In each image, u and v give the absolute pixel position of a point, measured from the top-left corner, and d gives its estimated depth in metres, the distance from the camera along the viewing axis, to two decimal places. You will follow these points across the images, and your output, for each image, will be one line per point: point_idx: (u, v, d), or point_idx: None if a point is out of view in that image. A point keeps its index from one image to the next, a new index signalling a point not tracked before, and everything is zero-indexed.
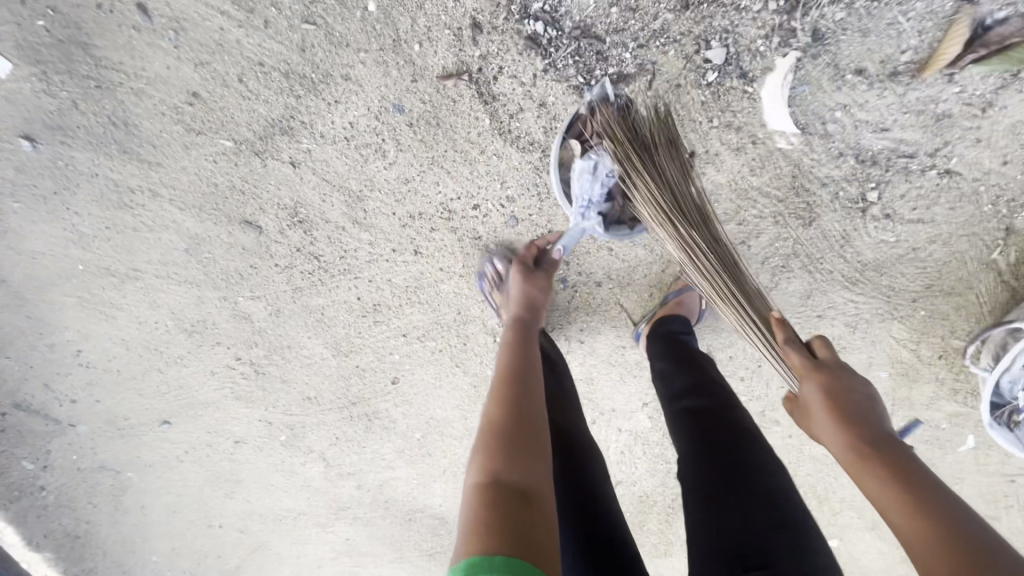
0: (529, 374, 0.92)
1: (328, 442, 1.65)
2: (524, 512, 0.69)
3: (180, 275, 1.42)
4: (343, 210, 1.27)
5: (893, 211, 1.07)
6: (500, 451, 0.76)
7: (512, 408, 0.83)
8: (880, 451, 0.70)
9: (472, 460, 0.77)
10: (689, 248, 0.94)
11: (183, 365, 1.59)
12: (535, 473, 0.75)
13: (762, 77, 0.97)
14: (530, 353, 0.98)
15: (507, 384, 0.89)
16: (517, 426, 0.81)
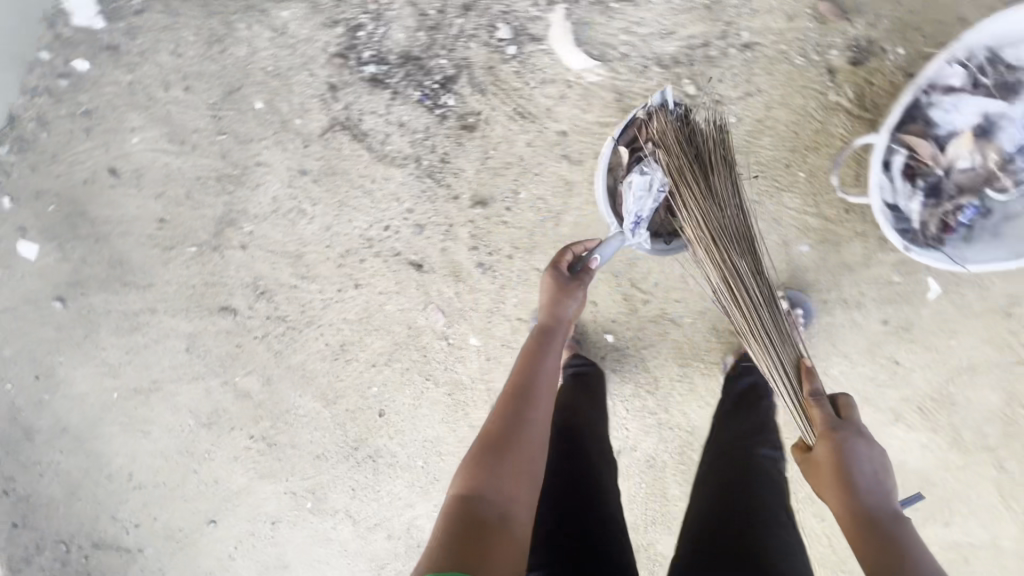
0: (529, 403, 0.98)
1: (348, 496, 1.73)
2: (489, 534, 0.82)
3: (189, 373, 1.68)
4: (291, 271, 1.51)
5: (720, 96, 1.16)
6: (486, 472, 0.88)
7: (499, 438, 0.93)
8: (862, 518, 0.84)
9: (459, 477, 0.89)
10: (734, 278, 1.04)
11: (212, 458, 1.78)
12: (513, 500, 0.88)
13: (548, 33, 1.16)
14: (534, 370, 1.03)
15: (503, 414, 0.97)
16: (505, 459, 0.90)
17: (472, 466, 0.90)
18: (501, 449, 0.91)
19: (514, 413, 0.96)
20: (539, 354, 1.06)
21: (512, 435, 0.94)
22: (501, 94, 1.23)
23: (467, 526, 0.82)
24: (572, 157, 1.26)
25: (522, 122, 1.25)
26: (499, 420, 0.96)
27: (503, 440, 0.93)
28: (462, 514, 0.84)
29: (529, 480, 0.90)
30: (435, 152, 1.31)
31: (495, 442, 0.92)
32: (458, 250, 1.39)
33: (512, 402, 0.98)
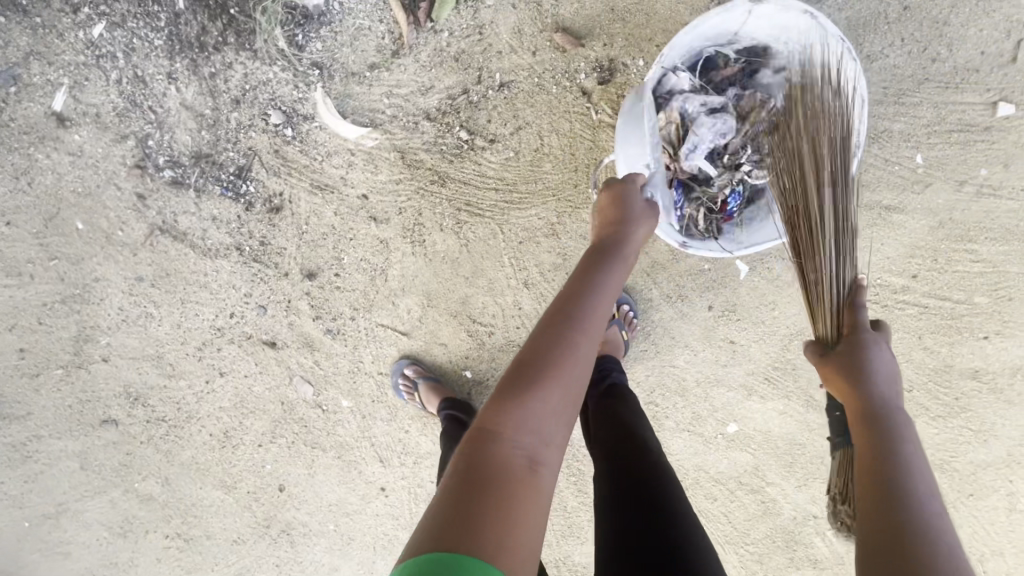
0: (592, 314, 0.80)
1: (275, 574, 1.75)
2: (502, 495, 0.65)
3: (90, 488, 1.69)
4: (157, 372, 1.54)
5: (494, 134, 1.22)
6: (517, 404, 0.71)
7: (555, 357, 0.75)
8: (883, 467, 0.72)
9: (489, 403, 0.73)
10: (809, 187, 0.94)
11: (136, 565, 1.79)
12: (544, 436, 0.72)
13: (315, 108, 1.22)
14: (592, 283, 0.84)
15: (567, 332, 0.78)
16: (553, 393, 0.73)
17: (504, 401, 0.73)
18: (550, 373, 0.74)
19: (584, 324, 0.79)
20: (614, 261, 0.88)
21: (565, 349, 0.76)
22: (296, 173, 1.28)
23: (483, 487, 0.65)
24: (379, 217, 1.30)
25: (323, 194, 1.29)
26: (565, 329, 0.78)
27: (562, 364, 0.75)
28: (472, 475, 0.66)
29: (551, 434, 0.72)
30: (253, 237, 1.35)
31: (530, 376, 0.73)
32: (303, 322, 1.43)
33: (576, 309, 0.80)
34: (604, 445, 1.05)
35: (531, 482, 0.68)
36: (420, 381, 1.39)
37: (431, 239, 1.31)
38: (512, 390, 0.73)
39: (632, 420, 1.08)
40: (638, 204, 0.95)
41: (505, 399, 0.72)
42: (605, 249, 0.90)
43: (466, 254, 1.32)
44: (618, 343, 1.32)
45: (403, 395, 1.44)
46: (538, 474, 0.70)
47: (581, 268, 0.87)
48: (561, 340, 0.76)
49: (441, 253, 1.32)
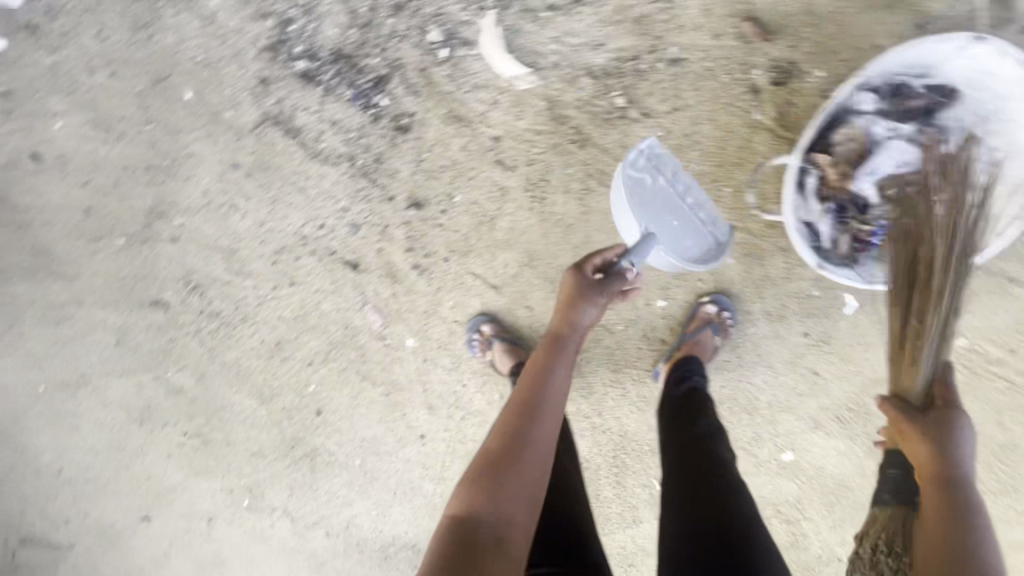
0: (548, 406, 0.93)
1: (285, 494, 1.72)
2: (479, 559, 0.76)
3: (118, 367, 1.63)
4: (224, 266, 1.48)
5: (650, 109, 1.18)
6: (488, 485, 0.83)
7: (512, 446, 0.87)
8: (955, 543, 0.78)
9: (462, 485, 0.85)
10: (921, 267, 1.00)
11: (145, 454, 1.74)
12: (514, 508, 0.82)
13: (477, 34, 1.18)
14: (546, 375, 0.96)
15: (524, 426, 0.90)
16: (516, 474, 0.85)
17: (478, 483, 0.84)
18: (522, 454, 0.87)
19: (536, 418, 0.91)
20: (558, 359, 0.99)
21: (525, 436, 0.89)
22: (436, 98, 1.22)
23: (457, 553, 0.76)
24: (506, 163, 1.26)
25: (456, 126, 1.24)
26: (521, 423, 0.91)
27: (519, 451, 0.87)
28: (453, 544, 0.78)
29: (520, 506, 0.83)
30: (369, 153, 1.30)
31: (490, 466, 0.85)
32: (393, 251, 1.39)
33: (539, 397, 0.93)
34: (671, 444, 1.10)
35: (511, 544, 0.80)
36: (495, 341, 1.39)
37: (552, 199, 1.28)
38: (479, 476, 0.85)
39: (703, 422, 1.12)
40: (612, 286, 1.04)
41: (466, 487, 0.84)
42: (562, 343, 1.00)
43: (582, 223, 1.29)
44: (708, 343, 1.31)
45: (476, 353, 1.43)
46: (516, 537, 0.81)
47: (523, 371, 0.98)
48: (515, 432, 0.89)
49: (558, 215, 1.29)
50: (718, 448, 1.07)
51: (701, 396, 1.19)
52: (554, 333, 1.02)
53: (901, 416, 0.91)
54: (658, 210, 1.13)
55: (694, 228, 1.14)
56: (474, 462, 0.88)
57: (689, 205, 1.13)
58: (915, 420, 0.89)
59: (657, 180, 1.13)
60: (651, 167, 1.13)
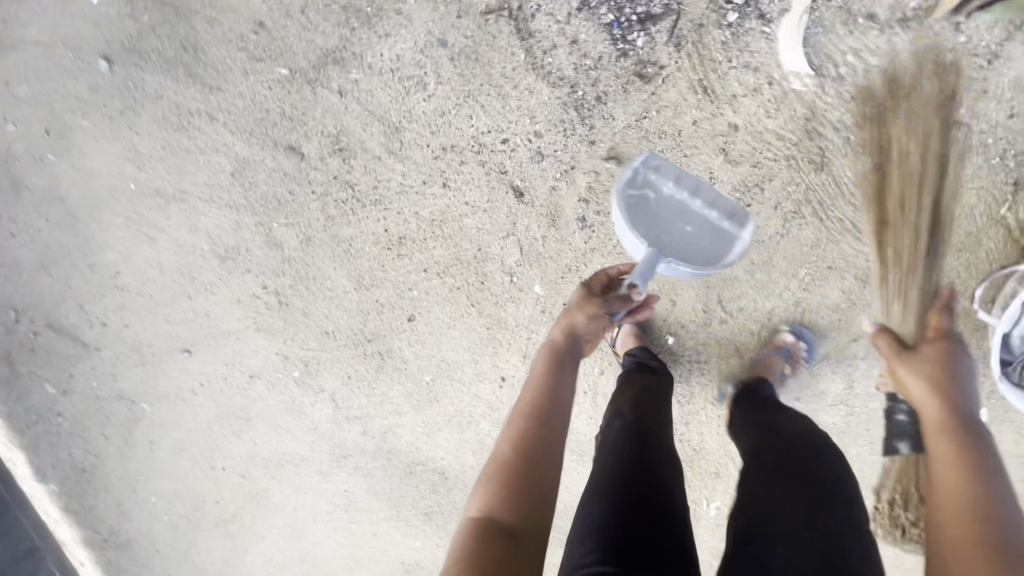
0: (557, 409, 1.01)
1: (339, 382, 1.68)
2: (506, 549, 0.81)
3: (222, 198, 1.52)
4: (381, 140, 1.37)
5: (904, 160, 1.12)
6: (501, 492, 0.88)
7: (530, 446, 0.94)
8: (961, 449, 0.82)
9: (477, 497, 0.89)
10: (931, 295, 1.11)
11: (212, 292, 1.66)
12: (528, 509, 0.87)
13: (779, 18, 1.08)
14: (552, 391, 1.04)
15: (540, 428, 0.97)
16: (532, 469, 0.91)
17: (489, 491, 0.89)
18: (530, 458, 0.92)
19: (548, 422, 0.98)
20: (563, 376, 1.07)
21: (535, 443, 0.94)
22: (697, 61, 1.13)
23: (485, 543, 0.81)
24: (730, 155, 1.18)
25: (700, 97, 1.15)
26: (535, 424, 0.97)
27: (536, 449, 0.93)
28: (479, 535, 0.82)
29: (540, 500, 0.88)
30: (593, 87, 1.19)
31: (509, 464, 0.91)
32: (566, 195, 1.31)
33: (544, 410, 1.00)
34: (756, 464, 0.96)
35: (526, 545, 0.83)
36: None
37: (756, 209, 1.21)
38: (501, 471, 0.91)
39: (788, 441, 0.97)
40: (596, 308, 1.14)
41: (494, 483, 0.89)
42: (565, 357, 1.10)
43: (774, 244, 1.23)
44: (778, 373, 1.27)
45: None
46: (531, 538, 0.84)
47: (534, 377, 1.07)
48: (533, 435, 0.96)
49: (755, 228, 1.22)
50: (804, 466, 0.91)
51: (805, 421, 1.03)
52: (563, 345, 1.12)
53: (910, 356, 1.00)
54: (671, 221, 1.14)
55: (705, 228, 1.13)
56: (494, 459, 0.94)
57: (705, 212, 1.13)
58: (914, 359, 0.99)
59: (659, 185, 1.14)
60: (647, 179, 1.15)
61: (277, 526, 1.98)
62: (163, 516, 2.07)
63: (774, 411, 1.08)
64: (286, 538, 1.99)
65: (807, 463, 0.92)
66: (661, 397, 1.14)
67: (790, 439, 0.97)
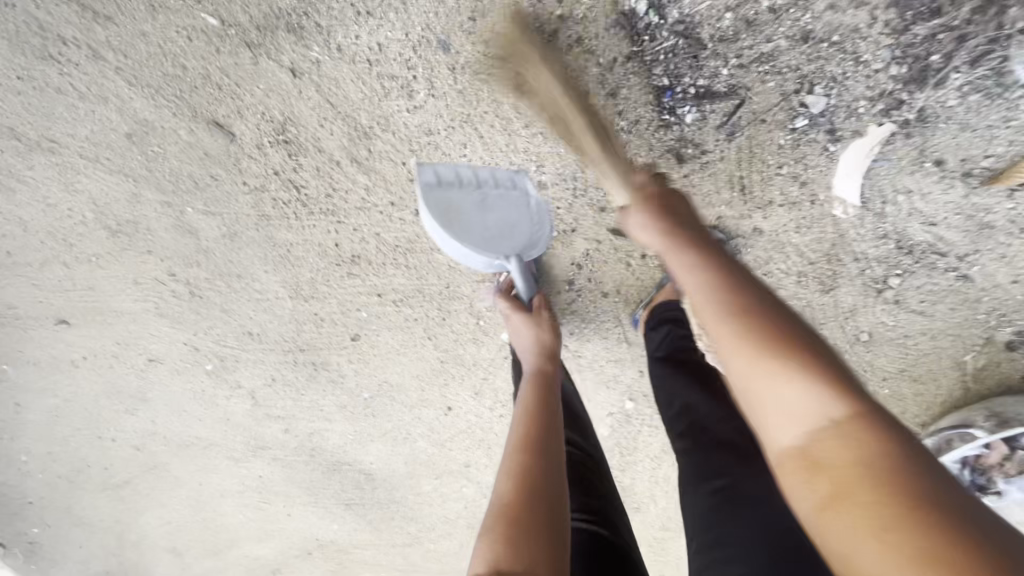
0: (555, 469, 0.74)
1: (261, 382, 1.49)
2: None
3: (114, 161, 1.16)
4: (343, 143, 1.08)
5: (904, 298, 1.08)
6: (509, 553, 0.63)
7: (528, 528, 0.64)
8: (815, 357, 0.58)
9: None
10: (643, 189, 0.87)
11: (99, 266, 1.33)
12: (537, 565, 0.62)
13: (851, 139, 0.91)
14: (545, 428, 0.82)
15: (536, 502, 0.68)
16: (540, 558, 0.62)
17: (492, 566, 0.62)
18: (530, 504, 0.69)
19: (546, 490, 0.70)
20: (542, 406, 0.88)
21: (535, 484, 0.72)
22: (745, 157, 0.96)
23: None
24: (745, 258, 1.07)
25: (734, 195, 1.00)
26: (531, 498, 0.68)
27: (541, 529, 0.65)
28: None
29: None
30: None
31: (503, 559, 0.61)
32: (559, 254, 1.15)
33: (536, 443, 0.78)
34: (692, 492, 0.80)
35: None
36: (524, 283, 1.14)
37: None
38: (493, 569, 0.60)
39: (712, 450, 0.82)
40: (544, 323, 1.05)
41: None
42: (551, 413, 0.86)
43: None
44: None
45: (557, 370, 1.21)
46: None
47: (516, 444, 0.78)
48: (531, 510, 0.67)
49: None
50: (740, 497, 0.75)
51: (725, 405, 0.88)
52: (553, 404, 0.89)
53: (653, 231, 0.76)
54: (480, 215, 0.99)
55: (508, 202, 1.00)
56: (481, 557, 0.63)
57: (497, 200, 1.00)
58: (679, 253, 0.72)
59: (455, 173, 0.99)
60: (439, 178, 0.98)
61: (178, 496, 1.84)
62: (37, 474, 1.84)
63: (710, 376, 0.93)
64: (188, 508, 1.87)
65: (753, 493, 0.75)
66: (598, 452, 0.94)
67: (707, 447, 0.83)
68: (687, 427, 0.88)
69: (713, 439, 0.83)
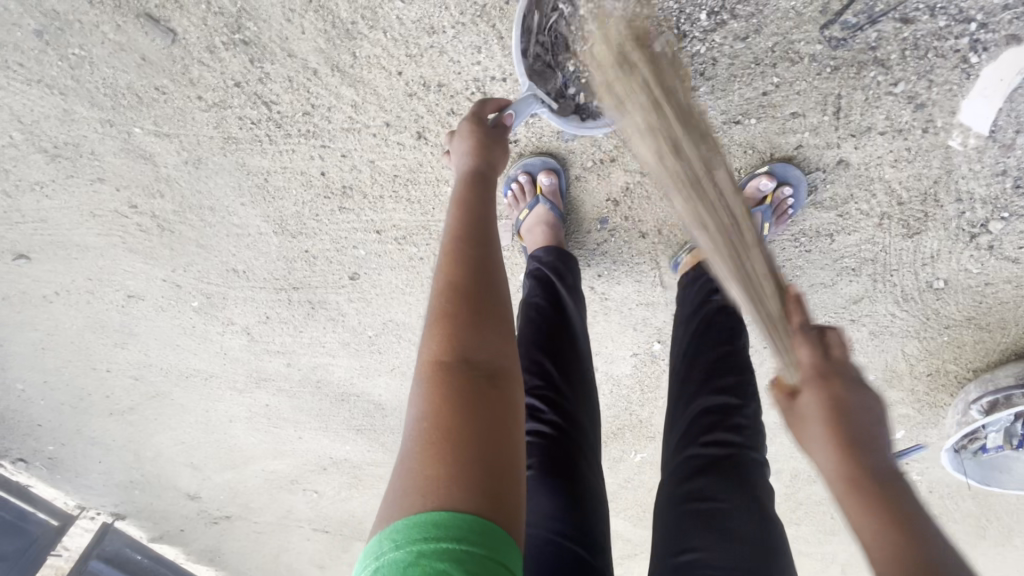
0: (495, 263, 0.62)
1: (255, 318, 1.36)
2: (497, 478, 0.48)
3: (29, 69, 0.91)
4: (320, 46, 0.85)
5: (1000, 243, 0.92)
6: (465, 326, 0.56)
7: (473, 318, 0.57)
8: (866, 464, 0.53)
9: (424, 339, 0.56)
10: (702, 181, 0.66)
11: (44, 196, 1.13)
12: (504, 349, 0.57)
13: (999, 48, 0.71)
14: (491, 204, 0.68)
15: (479, 291, 0.59)
16: (491, 351, 0.55)
17: (446, 332, 0.56)
18: (486, 284, 0.60)
19: (490, 281, 0.60)
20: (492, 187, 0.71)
21: (491, 268, 0.62)
22: (851, 70, 0.75)
23: (465, 468, 0.48)
24: (818, 197, 0.89)
25: (825, 118, 0.80)
26: (469, 292, 0.58)
27: (488, 321, 0.57)
28: (447, 462, 0.48)
29: (508, 387, 0.54)
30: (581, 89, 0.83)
31: (455, 355, 0.54)
32: (594, 189, 0.97)
33: (486, 224, 0.65)
34: (668, 515, 0.71)
35: (514, 387, 0.55)
36: (540, 202, 0.95)
37: (813, 257, 0.98)
38: (445, 369, 0.53)
39: (701, 460, 0.71)
40: (497, 141, 0.73)
41: (435, 391, 0.52)
42: (488, 204, 0.68)
43: (811, 290, 1.04)
44: None
45: (543, 241, 0.94)
46: (516, 378, 0.56)
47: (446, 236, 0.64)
48: (472, 302, 0.58)
49: (803, 275, 1.01)
50: (716, 536, 0.66)
51: (734, 415, 0.73)
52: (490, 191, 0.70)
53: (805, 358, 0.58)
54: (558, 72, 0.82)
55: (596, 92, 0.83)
56: (428, 356, 0.55)
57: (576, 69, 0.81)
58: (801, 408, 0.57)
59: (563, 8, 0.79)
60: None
61: (186, 420, 1.81)
62: (39, 401, 1.79)
63: (722, 369, 0.77)
64: (199, 430, 1.85)
65: (733, 532, 0.66)
66: (586, 411, 0.78)
67: (698, 470, 0.71)
68: (685, 435, 0.75)
69: (705, 460, 0.71)
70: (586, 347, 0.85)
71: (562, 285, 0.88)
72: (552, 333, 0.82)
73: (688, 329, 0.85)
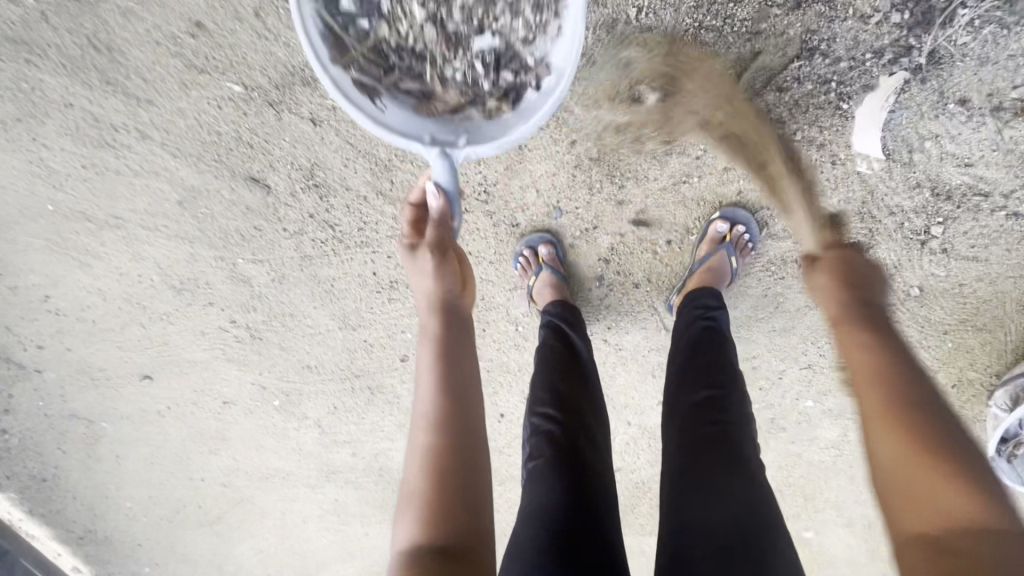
0: (468, 433, 0.74)
1: (325, 410, 1.58)
2: None
3: (170, 228, 1.28)
4: (368, 179, 1.17)
5: (953, 246, 1.04)
6: (440, 506, 0.68)
7: (449, 498, 0.68)
8: (926, 410, 0.62)
9: (406, 516, 0.69)
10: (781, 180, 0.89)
11: (169, 323, 1.46)
12: (474, 521, 0.68)
13: (861, 95, 0.92)
14: (466, 367, 0.81)
15: (448, 471, 0.70)
16: (461, 524, 0.67)
17: (422, 511, 0.68)
18: (458, 458, 0.72)
19: (462, 453, 0.72)
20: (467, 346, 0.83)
21: (463, 442, 0.73)
22: None
23: None
24: (771, 230, 1.08)
25: None
26: (444, 469, 0.70)
27: (460, 495, 0.69)
28: None
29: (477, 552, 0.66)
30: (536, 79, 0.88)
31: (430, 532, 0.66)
32: (585, 251, 1.18)
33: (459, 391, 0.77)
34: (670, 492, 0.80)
35: (482, 553, 0.66)
36: (543, 268, 1.16)
37: (788, 282, 1.13)
38: (421, 546, 0.65)
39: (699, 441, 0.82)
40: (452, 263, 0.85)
41: (407, 570, 0.63)
42: (462, 364, 0.81)
43: (799, 314, 1.17)
44: (725, 271, 1.09)
45: (546, 295, 1.15)
46: (484, 544, 0.67)
47: (419, 419, 0.75)
48: (449, 480, 0.70)
49: (785, 300, 1.15)
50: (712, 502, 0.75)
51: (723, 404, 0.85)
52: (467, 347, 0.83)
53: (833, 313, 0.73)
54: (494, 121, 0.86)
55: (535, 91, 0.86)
56: (409, 534, 0.67)
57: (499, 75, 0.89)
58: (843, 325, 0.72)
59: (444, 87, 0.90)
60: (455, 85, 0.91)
61: (265, 525, 1.96)
62: (142, 518, 2.01)
63: (713, 370, 0.90)
64: (276, 535, 1.99)
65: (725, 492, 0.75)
66: (595, 419, 0.91)
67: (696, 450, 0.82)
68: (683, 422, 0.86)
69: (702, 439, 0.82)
70: (594, 372, 1.00)
71: (568, 324, 1.06)
72: (566, 361, 0.98)
73: (681, 344, 0.99)
